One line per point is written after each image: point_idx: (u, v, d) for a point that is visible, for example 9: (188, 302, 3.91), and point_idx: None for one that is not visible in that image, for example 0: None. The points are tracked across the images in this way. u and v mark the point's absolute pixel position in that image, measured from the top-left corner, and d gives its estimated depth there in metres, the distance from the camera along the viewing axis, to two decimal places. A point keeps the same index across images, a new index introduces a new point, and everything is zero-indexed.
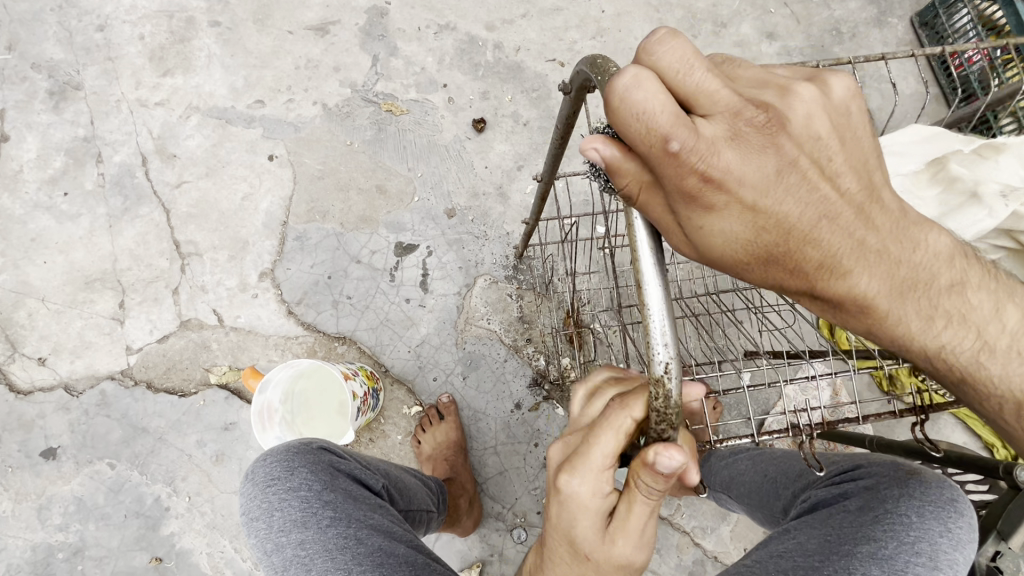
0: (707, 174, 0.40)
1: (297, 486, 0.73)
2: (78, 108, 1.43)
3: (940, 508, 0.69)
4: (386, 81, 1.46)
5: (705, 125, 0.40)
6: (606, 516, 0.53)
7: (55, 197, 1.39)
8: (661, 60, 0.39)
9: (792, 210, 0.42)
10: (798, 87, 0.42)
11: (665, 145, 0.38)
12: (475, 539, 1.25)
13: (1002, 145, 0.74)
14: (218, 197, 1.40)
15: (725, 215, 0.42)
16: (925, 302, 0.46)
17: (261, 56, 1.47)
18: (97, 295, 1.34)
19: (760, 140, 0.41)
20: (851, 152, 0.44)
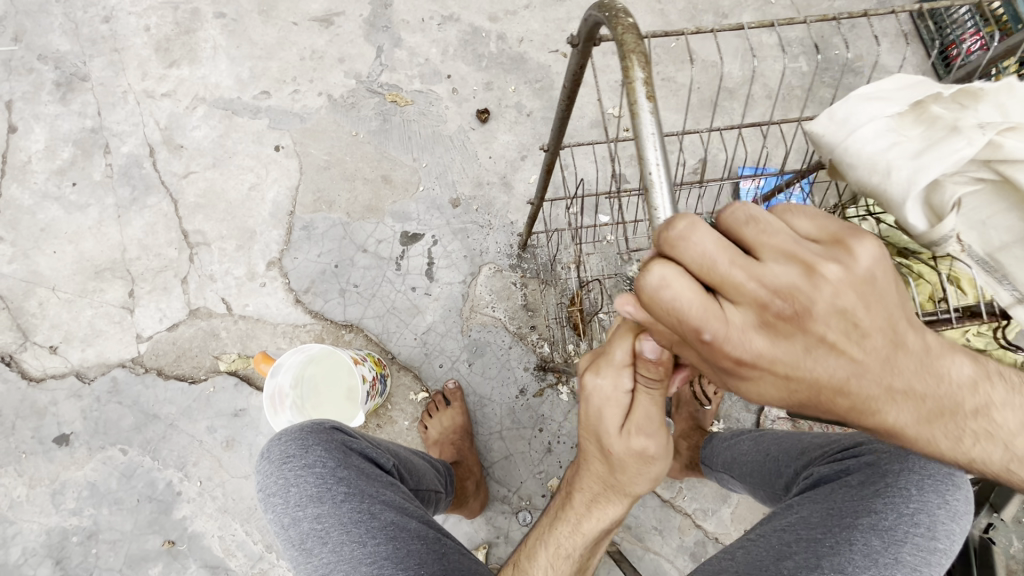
0: (735, 355, 0.38)
1: (312, 463, 0.75)
2: (85, 100, 1.44)
3: (939, 482, 0.72)
4: (391, 72, 1.48)
5: (727, 307, 0.37)
6: (626, 414, 0.57)
7: (63, 187, 1.40)
8: (685, 244, 0.37)
9: (833, 377, 0.40)
10: (822, 265, 0.37)
11: (698, 334, 0.38)
12: (481, 521, 1.28)
13: (984, 90, 0.60)
14: (225, 187, 1.41)
15: (759, 383, 0.40)
16: (953, 427, 0.45)
17: (266, 48, 1.48)
18: (107, 285, 1.36)
19: (790, 318, 0.38)
20: (885, 311, 0.40)
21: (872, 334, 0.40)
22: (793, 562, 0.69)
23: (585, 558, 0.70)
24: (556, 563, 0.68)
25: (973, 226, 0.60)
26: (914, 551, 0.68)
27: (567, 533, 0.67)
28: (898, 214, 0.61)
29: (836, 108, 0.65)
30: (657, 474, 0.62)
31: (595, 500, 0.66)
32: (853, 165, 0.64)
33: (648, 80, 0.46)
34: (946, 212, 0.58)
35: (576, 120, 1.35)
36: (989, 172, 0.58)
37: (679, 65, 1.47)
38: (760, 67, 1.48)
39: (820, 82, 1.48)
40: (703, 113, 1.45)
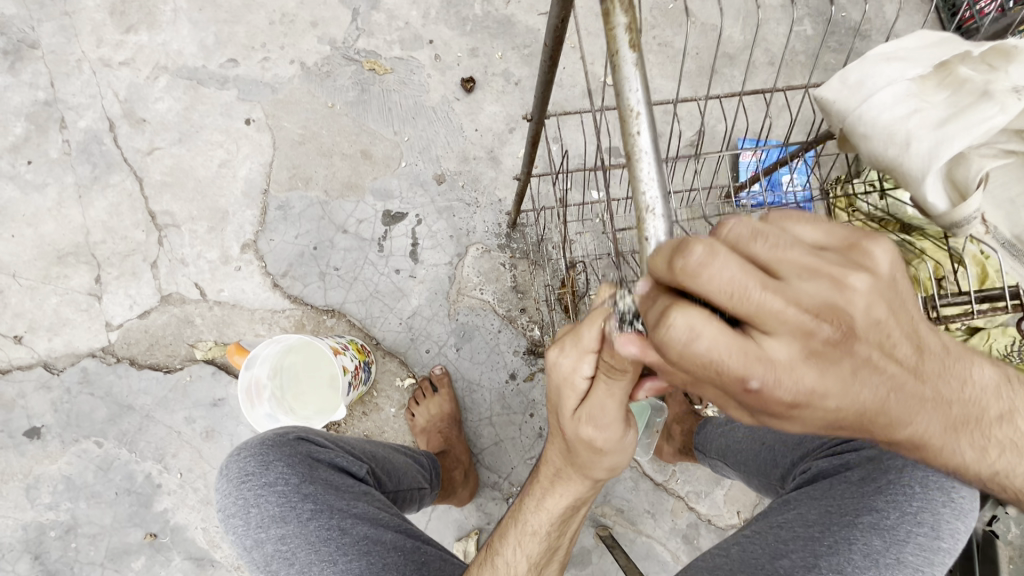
0: (790, 399, 0.33)
1: (274, 481, 0.71)
2: (36, 69, 1.33)
3: (943, 479, 0.68)
4: (368, 38, 1.37)
5: (766, 342, 0.32)
6: (581, 397, 0.54)
7: (18, 165, 1.30)
8: (706, 274, 0.30)
9: (871, 408, 0.36)
10: (850, 274, 0.33)
11: (742, 383, 0.32)
12: (471, 508, 1.26)
13: (1018, 48, 0.55)
14: (194, 164, 1.32)
15: (804, 424, 0.35)
16: (977, 436, 0.44)
17: (232, 11, 1.37)
18: (71, 270, 1.28)
19: (836, 349, 0.33)
20: (906, 320, 0.36)
21: (897, 347, 0.36)
22: (789, 562, 0.66)
23: (558, 538, 0.66)
24: (520, 547, 0.64)
25: (1000, 205, 0.61)
26: (916, 551, 0.65)
27: (532, 509, 0.64)
28: (914, 189, 0.56)
29: (851, 71, 0.59)
30: (616, 461, 0.59)
31: (554, 478, 0.63)
32: (866, 135, 0.58)
33: (631, 26, 0.41)
34: (971, 189, 0.54)
35: (567, 89, 1.26)
36: (1018, 145, 0.56)
37: (677, 28, 1.38)
38: (762, 31, 1.39)
39: (825, 46, 1.39)
40: (702, 82, 1.38)
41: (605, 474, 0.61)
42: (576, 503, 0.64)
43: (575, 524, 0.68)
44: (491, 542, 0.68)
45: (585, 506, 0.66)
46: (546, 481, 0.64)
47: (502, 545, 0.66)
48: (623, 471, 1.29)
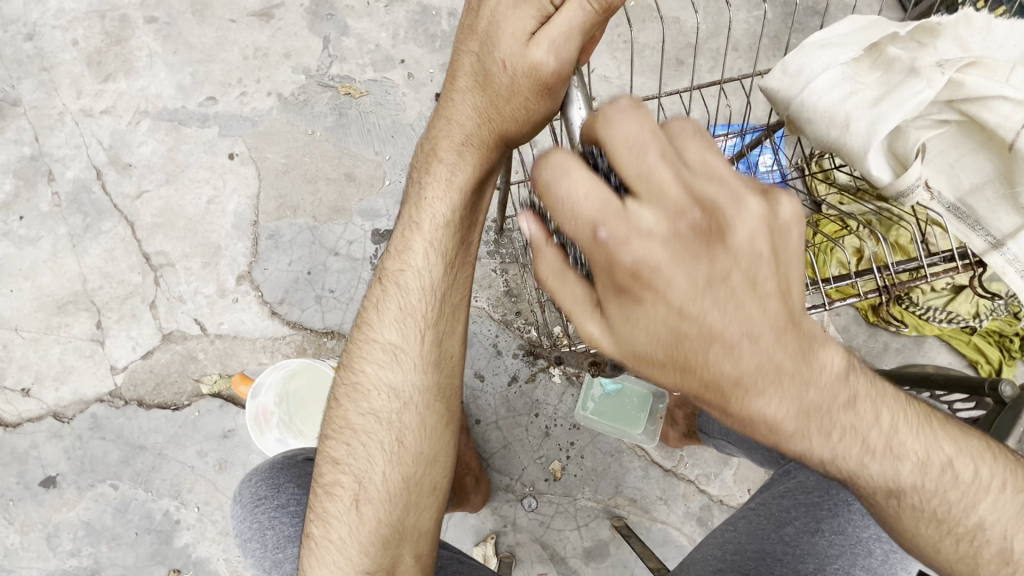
0: (638, 264, 0.39)
1: (285, 502, 0.73)
2: (20, 126, 1.36)
3: None
4: (341, 63, 1.40)
5: (633, 201, 0.39)
6: (529, 66, 0.49)
7: (11, 221, 1.33)
8: (614, 122, 0.39)
9: (674, 331, 0.40)
10: (748, 196, 0.40)
11: (594, 232, 0.38)
12: (487, 512, 1.28)
13: (941, 24, 0.61)
14: (183, 204, 1.35)
15: (653, 312, 0.40)
16: (826, 426, 0.45)
17: (205, 50, 1.40)
18: (72, 319, 1.30)
19: (679, 234, 0.39)
20: (780, 279, 0.41)
21: (744, 292, 0.40)
22: (793, 531, 0.69)
23: (402, 380, 0.63)
24: (358, 406, 0.64)
25: (943, 170, 0.64)
26: None
27: (398, 266, 0.62)
28: (859, 164, 0.60)
29: (790, 59, 0.62)
30: (452, 207, 0.59)
31: (414, 222, 0.61)
32: (811, 119, 0.62)
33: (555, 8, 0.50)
34: (910, 159, 0.59)
35: None
36: (954, 114, 0.61)
37: (640, 25, 1.41)
38: (723, 19, 1.43)
39: (785, 28, 1.43)
40: (669, 74, 1.42)
41: (440, 225, 0.60)
42: (432, 295, 0.62)
43: (423, 419, 0.64)
44: (338, 388, 0.66)
45: (435, 369, 0.64)
46: (413, 215, 0.61)
47: (342, 411, 0.65)
48: (632, 460, 1.30)
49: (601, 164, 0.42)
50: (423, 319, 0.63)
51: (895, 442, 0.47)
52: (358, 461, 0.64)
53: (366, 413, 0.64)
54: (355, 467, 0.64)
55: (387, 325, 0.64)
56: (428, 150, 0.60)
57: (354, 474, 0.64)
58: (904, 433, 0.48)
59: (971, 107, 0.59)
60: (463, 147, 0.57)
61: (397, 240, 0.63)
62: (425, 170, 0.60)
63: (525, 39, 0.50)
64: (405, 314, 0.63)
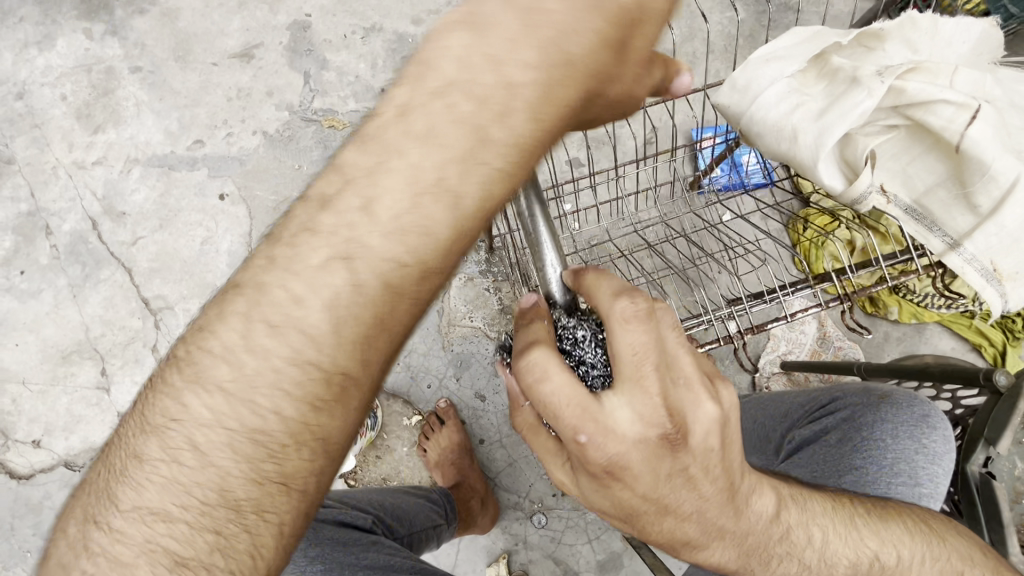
0: (610, 469, 0.42)
1: None
2: (15, 183, 1.39)
3: (913, 426, 0.72)
4: (323, 97, 1.43)
5: (612, 397, 0.40)
6: None
7: (12, 276, 1.36)
8: (616, 328, 0.41)
9: (636, 503, 0.44)
10: (710, 402, 0.42)
11: (575, 436, 0.40)
12: (497, 531, 1.28)
13: (884, 30, 0.63)
14: (178, 247, 1.37)
15: (619, 491, 0.44)
16: (756, 552, 0.53)
17: (190, 95, 1.43)
18: (77, 368, 1.33)
19: (651, 471, 0.42)
20: (723, 464, 0.45)
21: (698, 480, 0.44)
22: None
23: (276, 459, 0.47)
24: (140, 518, 0.46)
25: (896, 174, 0.66)
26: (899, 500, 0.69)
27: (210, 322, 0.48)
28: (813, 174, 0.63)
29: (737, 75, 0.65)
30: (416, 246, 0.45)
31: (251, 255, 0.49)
32: (761, 132, 0.65)
33: None
34: (861, 166, 0.61)
35: None
36: (899, 118, 0.63)
37: None
38: (697, 23, 1.44)
39: (759, 26, 1.44)
40: None
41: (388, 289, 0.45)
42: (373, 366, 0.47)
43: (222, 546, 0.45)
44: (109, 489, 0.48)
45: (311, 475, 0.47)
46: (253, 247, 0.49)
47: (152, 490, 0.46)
48: None
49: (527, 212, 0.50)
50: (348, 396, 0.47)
51: (826, 548, 0.56)
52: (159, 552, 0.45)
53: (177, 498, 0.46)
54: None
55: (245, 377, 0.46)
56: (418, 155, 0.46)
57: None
58: (833, 538, 0.57)
59: (917, 111, 0.61)
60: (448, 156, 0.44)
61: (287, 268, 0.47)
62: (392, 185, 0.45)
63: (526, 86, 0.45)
64: (261, 375, 0.45)
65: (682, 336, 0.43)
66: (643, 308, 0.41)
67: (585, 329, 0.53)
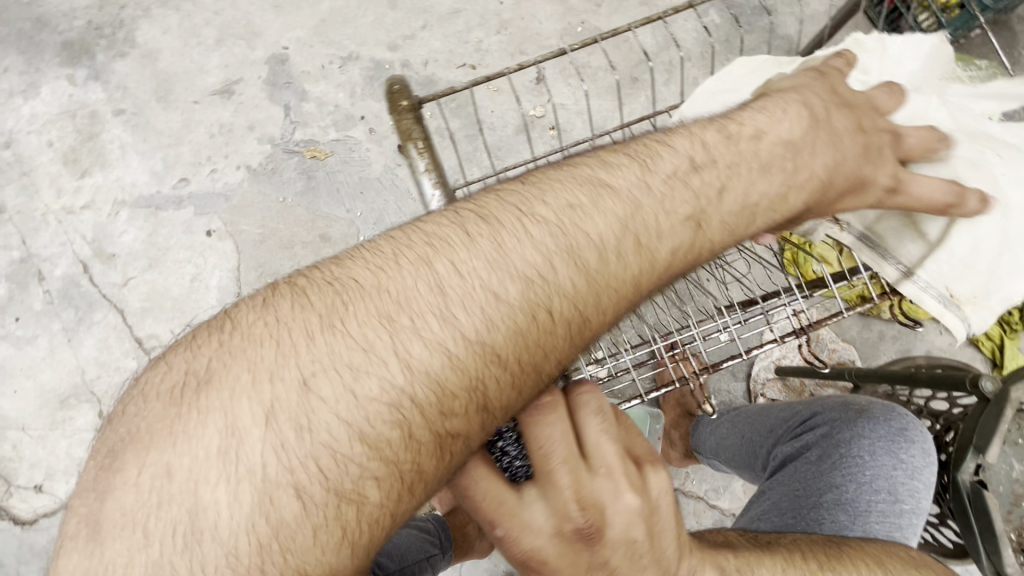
0: (527, 561, 0.42)
1: None
2: (7, 231, 1.41)
3: (888, 441, 0.72)
4: (304, 128, 1.44)
5: (527, 490, 0.42)
6: None
7: (8, 324, 1.38)
8: (531, 421, 0.42)
9: None
10: (630, 489, 0.42)
11: (491, 527, 0.42)
12: (498, 554, 1.27)
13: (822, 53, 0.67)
14: (168, 285, 1.38)
15: None
16: None
17: (173, 134, 1.45)
18: (75, 411, 1.34)
19: (569, 564, 0.42)
20: (654, 554, 0.44)
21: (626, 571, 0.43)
22: None
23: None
24: None
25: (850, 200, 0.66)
26: (881, 519, 0.67)
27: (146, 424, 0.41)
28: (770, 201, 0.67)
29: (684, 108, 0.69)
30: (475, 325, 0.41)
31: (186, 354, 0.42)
32: None
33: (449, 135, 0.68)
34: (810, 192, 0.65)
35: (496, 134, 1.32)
36: None
37: (590, 50, 1.43)
38: (671, 32, 1.44)
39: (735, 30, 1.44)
40: (626, 93, 1.43)
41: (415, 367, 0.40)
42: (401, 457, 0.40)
43: None
44: None
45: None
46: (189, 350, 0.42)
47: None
48: None
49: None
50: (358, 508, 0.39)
51: None
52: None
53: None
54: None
55: (188, 485, 0.37)
56: (519, 203, 0.45)
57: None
58: None
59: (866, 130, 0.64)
60: (705, 182, 0.50)
61: (244, 348, 0.40)
62: (507, 229, 0.43)
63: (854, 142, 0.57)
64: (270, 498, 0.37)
65: (606, 424, 0.43)
66: (557, 400, 0.43)
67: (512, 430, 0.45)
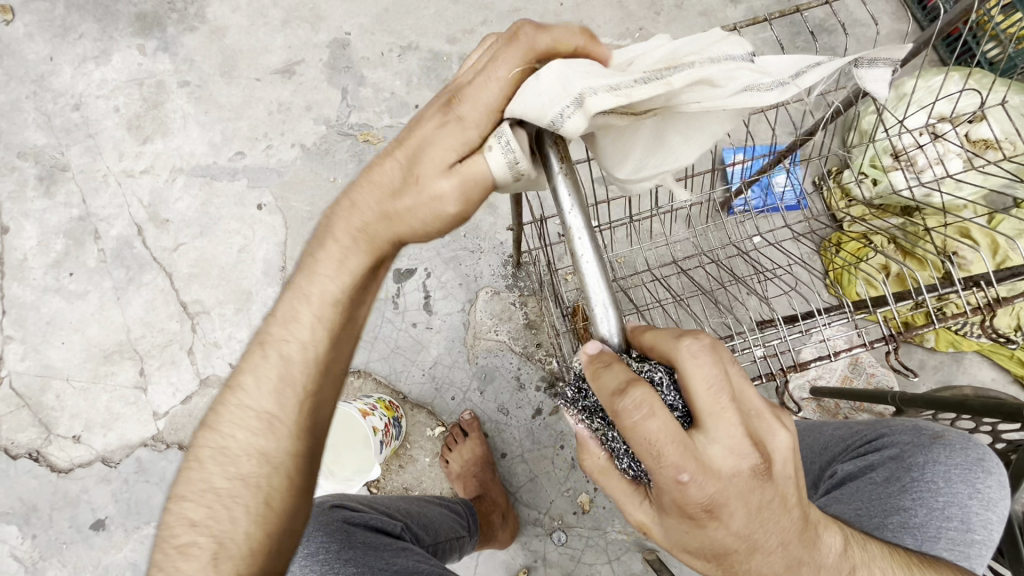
0: (706, 507, 0.44)
1: (314, 550, 0.75)
2: (69, 189, 1.47)
3: (966, 470, 0.71)
4: (359, 112, 1.47)
5: (699, 433, 0.43)
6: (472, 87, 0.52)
7: (62, 278, 1.43)
8: (685, 365, 0.44)
9: (731, 542, 0.47)
10: (782, 431, 0.46)
11: (675, 474, 0.43)
12: (517, 547, 1.28)
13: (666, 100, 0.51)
14: (216, 254, 1.42)
15: (716, 530, 0.46)
16: None
17: (234, 108, 1.49)
18: (118, 367, 1.38)
19: (740, 504, 0.45)
20: (797, 493, 0.49)
21: (780, 512, 0.48)
22: None
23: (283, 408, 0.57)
24: (225, 470, 0.57)
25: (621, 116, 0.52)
26: (948, 546, 0.68)
27: (281, 332, 0.58)
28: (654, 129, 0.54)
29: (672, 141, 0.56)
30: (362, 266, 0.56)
31: (304, 290, 0.58)
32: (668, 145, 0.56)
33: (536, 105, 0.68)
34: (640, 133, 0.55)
35: None
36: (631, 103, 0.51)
37: None
38: None
39: (793, 47, 1.43)
40: None
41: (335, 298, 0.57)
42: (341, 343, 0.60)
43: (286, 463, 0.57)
44: (199, 450, 0.58)
45: (311, 429, 0.59)
46: (304, 281, 0.58)
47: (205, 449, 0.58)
48: None
49: (578, 250, 0.46)
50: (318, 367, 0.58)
51: None
52: (202, 479, 0.57)
53: (232, 448, 0.57)
54: (217, 528, 0.55)
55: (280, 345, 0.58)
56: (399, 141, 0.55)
57: (242, 513, 0.56)
58: None
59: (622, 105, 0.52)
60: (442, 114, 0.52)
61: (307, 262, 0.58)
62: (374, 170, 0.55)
63: (441, 170, 0.51)
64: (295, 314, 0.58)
65: (741, 371, 0.47)
66: (709, 343, 0.44)
67: (662, 372, 0.47)
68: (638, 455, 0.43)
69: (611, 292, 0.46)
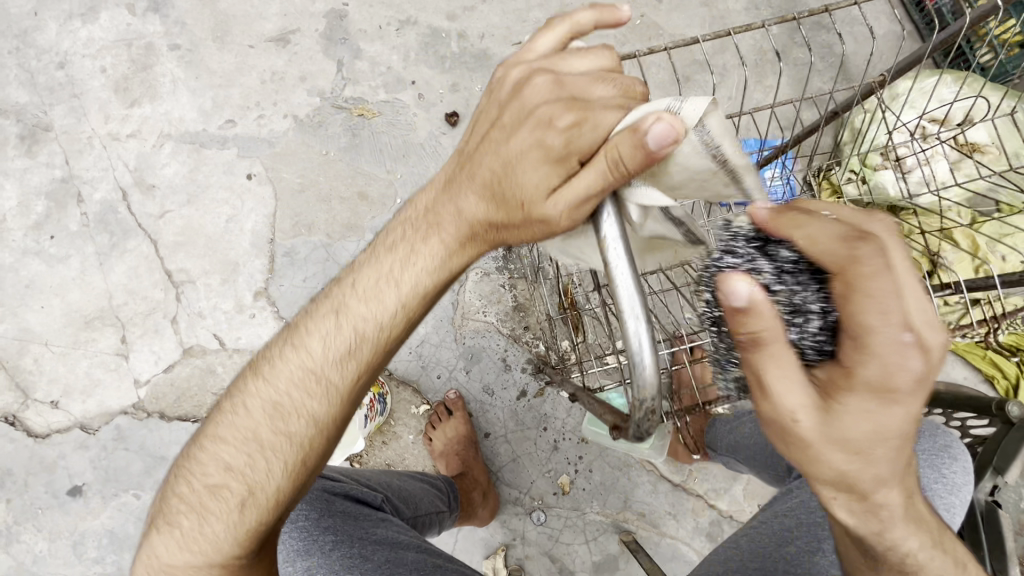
0: (909, 381, 0.41)
1: (294, 517, 0.76)
2: (51, 150, 1.43)
3: (932, 455, 0.75)
4: (354, 85, 1.45)
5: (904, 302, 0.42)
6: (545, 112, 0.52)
7: (42, 241, 1.39)
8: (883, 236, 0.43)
9: (902, 434, 0.43)
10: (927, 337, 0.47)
11: (898, 331, 0.40)
12: (496, 525, 1.29)
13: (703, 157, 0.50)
14: (203, 222, 1.40)
15: (894, 419, 0.42)
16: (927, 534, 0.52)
17: (225, 75, 1.46)
18: (98, 333, 1.36)
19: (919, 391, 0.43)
20: None
21: None
22: (795, 548, 0.73)
23: (299, 430, 0.58)
24: (211, 487, 0.58)
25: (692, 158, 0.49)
26: None
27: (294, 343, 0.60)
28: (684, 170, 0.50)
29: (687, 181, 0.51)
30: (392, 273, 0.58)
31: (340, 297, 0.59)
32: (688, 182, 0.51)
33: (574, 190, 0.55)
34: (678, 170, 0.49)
35: None
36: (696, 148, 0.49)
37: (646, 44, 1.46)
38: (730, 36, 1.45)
39: (793, 43, 1.44)
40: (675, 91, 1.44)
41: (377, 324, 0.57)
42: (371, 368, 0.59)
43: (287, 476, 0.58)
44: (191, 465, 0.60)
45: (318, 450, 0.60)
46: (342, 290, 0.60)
47: (184, 503, 0.59)
48: (641, 475, 1.31)
49: (612, 258, 0.43)
50: (366, 364, 0.58)
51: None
52: (195, 498, 0.59)
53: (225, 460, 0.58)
54: (192, 539, 0.58)
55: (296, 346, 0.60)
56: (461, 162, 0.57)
57: (218, 530, 0.57)
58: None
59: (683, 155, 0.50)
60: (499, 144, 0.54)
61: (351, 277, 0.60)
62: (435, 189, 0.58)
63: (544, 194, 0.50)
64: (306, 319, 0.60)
65: None
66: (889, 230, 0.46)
67: None
68: (863, 307, 0.40)
69: (644, 305, 0.41)
